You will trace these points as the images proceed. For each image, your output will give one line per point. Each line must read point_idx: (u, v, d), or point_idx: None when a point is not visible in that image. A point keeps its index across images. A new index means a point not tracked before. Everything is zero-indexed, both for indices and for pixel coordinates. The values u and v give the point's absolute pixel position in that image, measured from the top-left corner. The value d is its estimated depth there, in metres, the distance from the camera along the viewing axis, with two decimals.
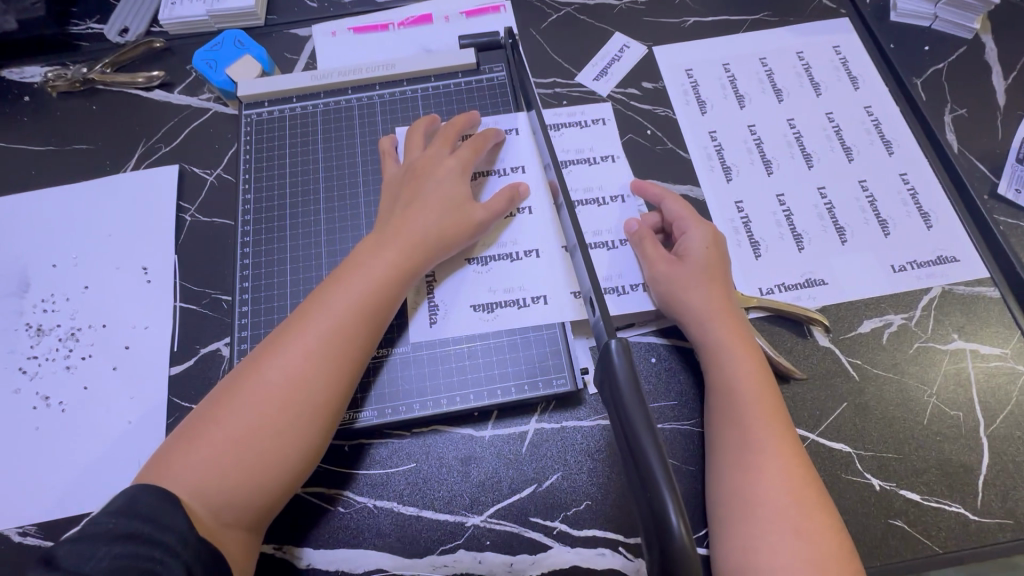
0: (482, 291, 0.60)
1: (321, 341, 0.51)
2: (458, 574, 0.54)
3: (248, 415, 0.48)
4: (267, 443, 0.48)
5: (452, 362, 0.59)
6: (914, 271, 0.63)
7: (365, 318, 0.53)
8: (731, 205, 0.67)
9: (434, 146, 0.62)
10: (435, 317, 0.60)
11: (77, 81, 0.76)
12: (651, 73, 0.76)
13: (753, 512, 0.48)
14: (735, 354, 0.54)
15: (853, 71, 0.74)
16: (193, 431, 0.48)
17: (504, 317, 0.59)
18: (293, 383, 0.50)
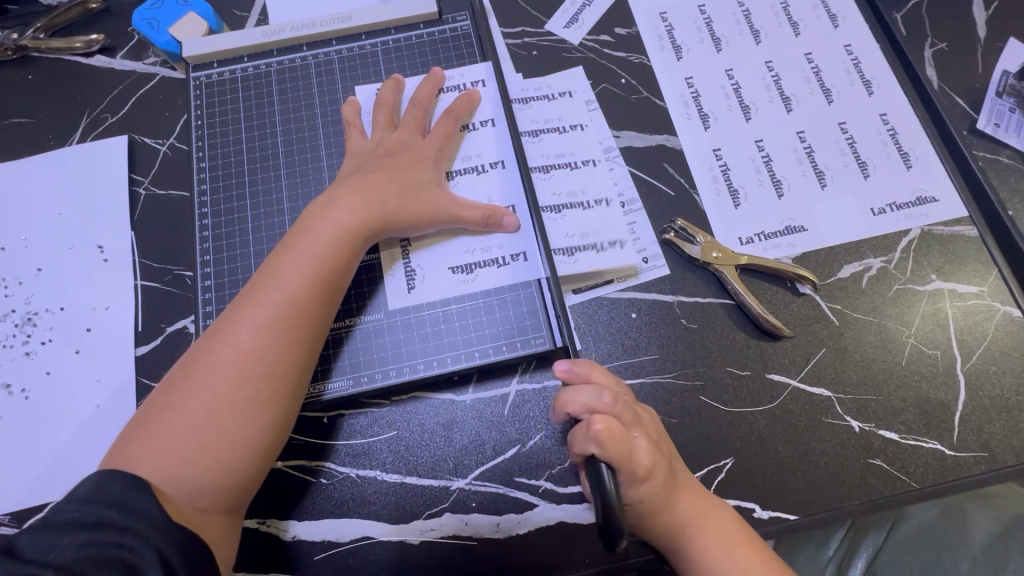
0: (457, 252, 0.58)
1: (275, 313, 0.49)
2: (445, 537, 0.54)
3: (207, 397, 0.47)
4: (229, 421, 0.47)
5: (431, 327, 0.57)
6: (894, 213, 0.63)
7: (319, 286, 0.51)
8: (709, 153, 0.65)
9: (405, 127, 0.59)
10: (411, 282, 0.58)
11: (9, 49, 0.70)
12: (623, 18, 0.72)
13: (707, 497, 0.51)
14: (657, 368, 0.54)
15: (832, 8, 0.72)
16: (152, 420, 0.47)
17: (482, 278, 0.58)
18: (250, 358, 0.48)
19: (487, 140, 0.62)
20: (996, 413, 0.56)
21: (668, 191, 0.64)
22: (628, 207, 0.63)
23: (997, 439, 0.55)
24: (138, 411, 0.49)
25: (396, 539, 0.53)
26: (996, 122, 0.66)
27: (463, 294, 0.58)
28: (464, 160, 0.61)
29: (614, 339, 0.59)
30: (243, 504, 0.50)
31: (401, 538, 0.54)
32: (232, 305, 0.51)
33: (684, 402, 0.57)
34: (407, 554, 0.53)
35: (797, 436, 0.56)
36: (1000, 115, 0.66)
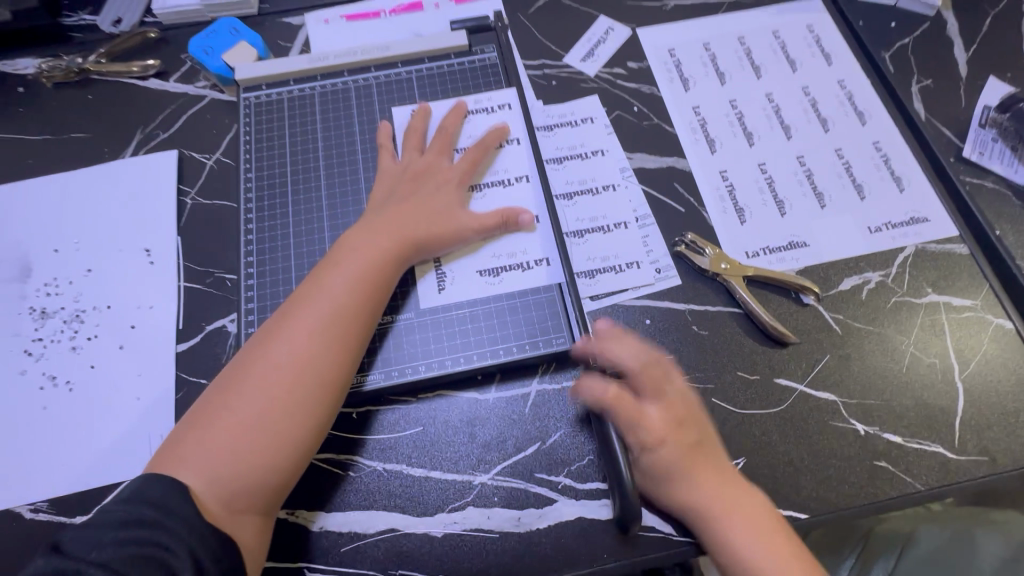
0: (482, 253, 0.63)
1: (320, 324, 0.53)
2: (468, 531, 0.55)
3: (255, 403, 0.50)
4: (280, 423, 0.50)
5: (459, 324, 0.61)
6: (889, 231, 0.67)
7: (369, 300, 0.55)
8: (716, 175, 0.71)
9: (431, 153, 0.65)
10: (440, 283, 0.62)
11: (72, 72, 0.77)
12: (635, 53, 0.79)
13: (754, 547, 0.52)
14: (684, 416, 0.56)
15: (826, 48, 0.79)
16: (201, 422, 0.50)
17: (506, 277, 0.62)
18: (301, 365, 0.51)
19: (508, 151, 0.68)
20: (994, 419, 0.59)
21: (678, 208, 0.69)
22: (642, 223, 0.68)
23: (997, 444, 0.58)
24: (185, 414, 0.52)
25: (420, 531, 0.55)
26: (980, 150, 0.71)
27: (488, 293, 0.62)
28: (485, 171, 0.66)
29: None
30: (278, 506, 0.52)
31: (424, 530, 0.55)
32: (281, 314, 0.54)
33: (696, 404, 0.60)
34: (430, 548, 0.55)
35: (806, 438, 0.58)
36: (984, 144, 0.72)
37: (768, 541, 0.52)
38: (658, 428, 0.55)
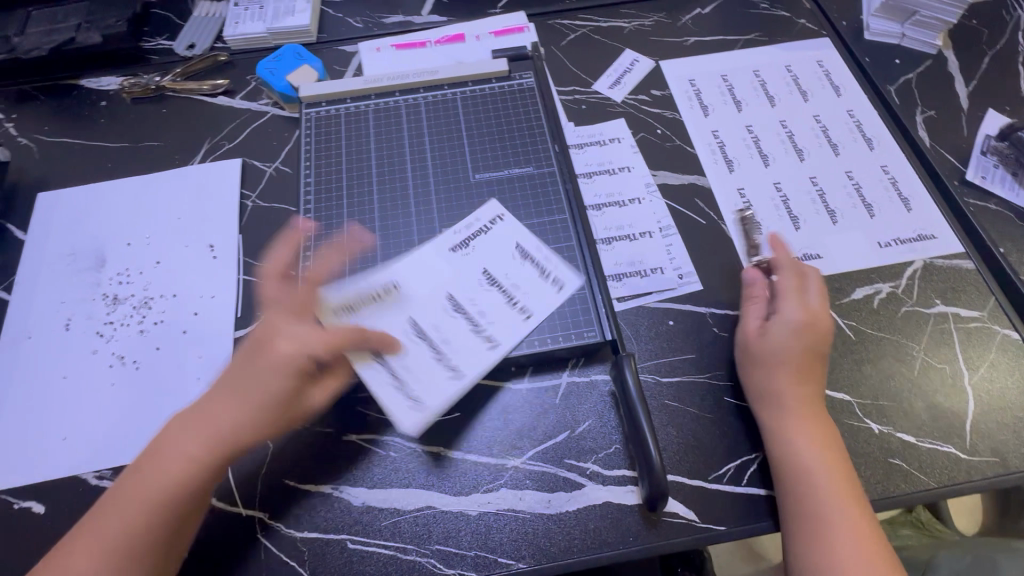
0: (454, 323, 0.61)
1: (138, 484, 0.53)
2: (502, 511, 0.58)
3: (99, 554, 0.50)
4: (125, 575, 0.50)
5: (439, 347, 0.60)
6: (898, 246, 0.72)
7: (198, 471, 0.53)
8: (734, 192, 0.76)
9: (281, 310, 0.57)
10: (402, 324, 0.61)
11: (150, 88, 0.86)
12: (658, 82, 0.86)
13: (821, 529, 0.53)
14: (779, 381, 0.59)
15: (835, 81, 0.85)
16: (48, 573, 0.50)
17: (482, 351, 0.60)
18: (149, 506, 0.52)
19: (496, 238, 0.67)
20: (1004, 423, 0.62)
21: (699, 220, 0.74)
22: (665, 233, 0.73)
23: (1007, 447, 0.61)
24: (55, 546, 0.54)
25: (455, 510, 0.58)
26: (982, 175, 0.76)
27: (472, 339, 0.61)
28: (456, 248, 0.66)
29: (654, 342, 0.67)
30: None
31: (460, 509, 0.58)
32: (126, 477, 0.54)
33: (717, 400, 0.63)
34: (464, 526, 0.58)
35: None
36: (986, 169, 0.77)
37: (839, 475, 0.56)
38: (788, 381, 0.59)
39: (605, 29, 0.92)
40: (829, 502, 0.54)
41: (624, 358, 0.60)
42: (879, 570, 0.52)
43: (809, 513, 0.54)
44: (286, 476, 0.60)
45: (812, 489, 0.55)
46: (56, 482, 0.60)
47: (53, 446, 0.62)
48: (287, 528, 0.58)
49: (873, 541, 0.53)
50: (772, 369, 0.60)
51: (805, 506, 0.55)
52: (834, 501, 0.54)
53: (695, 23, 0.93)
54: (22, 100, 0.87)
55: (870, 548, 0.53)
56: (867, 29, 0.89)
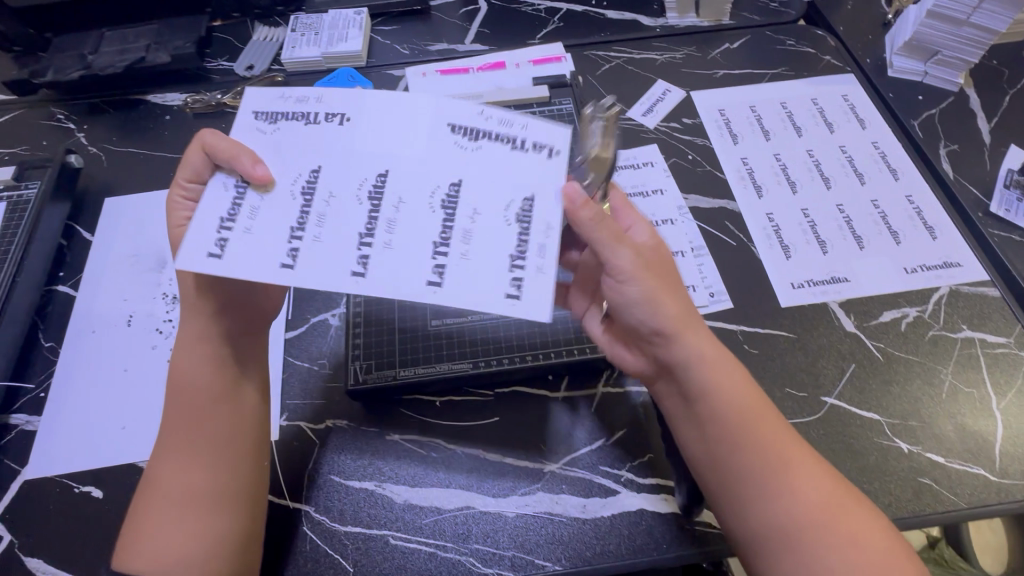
0: (419, 213, 0.48)
1: (181, 404, 0.55)
2: (538, 514, 0.60)
3: (172, 477, 0.53)
4: (209, 478, 0.53)
5: (374, 242, 0.47)
6: (924, 273, 0.74)
7: (223, 381, 0.56)
8: (763, 216, 0.79)
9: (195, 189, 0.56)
10: (301, 176, 0.50)
11: (212, 104, 0.92)
12: (689, 111, 0.91)
13: (780, 474, 0.52)
14: (659, 303, 0.53)
15: (860, 114, 0.89)
16: (140, 535, 0.51)
17: (494, 271, 0.46)
18: (207, 436, 0.54)
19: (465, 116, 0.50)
20: None
21: (730, 242, 0.77)
22: (696, 253, 0.76)
23: None
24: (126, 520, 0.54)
25: (494, 511, 0.60)
26: (1006, 206, 0.79)
27: (427, 225, 0.48)
28: (462, 134, 0.50)
29: None
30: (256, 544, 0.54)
31: (499, 510, 0.60)
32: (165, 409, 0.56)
33: None
34: (502, 527, 0.60)
35: (851, 450, 0.63)
36: (1010, 201, 0.79)
37: (760, 413, 0.54)
38: (666, 307, 0.53)
39: (638, 60, 0.98)
40: (765, 427, 0.54)
41: None
42: (834, 495, 0.51)
43: (753, 445, 0.53)
44: (330, 472, 0.63)
45: (717, 420, 0.54)
46: (114, 470, 0.63)
47: (111, 434, 0.65)
48: (330, 522, 0.60)
49: (817, 468, 0.53)
50: (649, 297, 0.53)
51: (743, 442, 0.53)
52: (764, 439, 0.53)
53: (725, 57, 0.98)
54: (93, 113, 0.94)
55: (818, 464, 0.53)
56: (891, 66, 0.94)
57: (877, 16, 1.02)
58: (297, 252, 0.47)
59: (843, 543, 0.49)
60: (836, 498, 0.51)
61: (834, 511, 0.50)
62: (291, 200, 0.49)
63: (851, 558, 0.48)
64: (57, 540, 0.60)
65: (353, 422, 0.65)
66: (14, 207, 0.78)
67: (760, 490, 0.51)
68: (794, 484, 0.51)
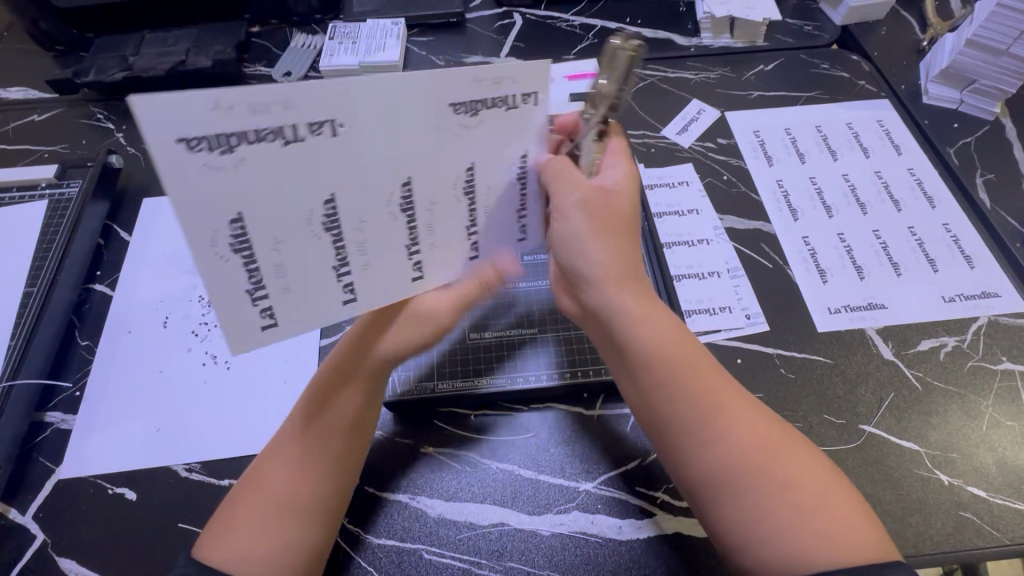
0: (379, 216, 0.48)
1: (315, 420, 0.56)
2: (573, 533, 0.60)
3: (281, 479, 0.54)
4: (318, 490, 0.54)
5: (352, 270, 0.49)
6: (962, 302, 0.73)
7: (363, 400, 0.58)
8: (799, 239, 0.79)
9: None
10: (223, 233, 0.42)
11: None
12: (724, 132, 0.91)
13: (715, 418, 0.52)
14: (591, 246, 0.54)
15: (896, 140, 0.89)
16: (236, 530, 0.51)
17: (454, 226, 0.52)
18: (335, 449, 0.56)
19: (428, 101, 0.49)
20: None
21: (766, 264, 0.77)
22: (732, 274, 0.76)
23: None
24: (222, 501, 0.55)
25: (529, 529, 0.60)
26: None
27: (396, 235, 0.49)
28: (461, 112, 0.45)
29: None
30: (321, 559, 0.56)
31: (534, 528, 0.60)
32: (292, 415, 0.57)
33: None
34: (537, 546, 0.59)
35: (890, 480, 0.62)
36: None
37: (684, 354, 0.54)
38: (598, 255, 0.54)
39: (672, 79, 0.98)
40: (700, 382, 0.53)
41: None
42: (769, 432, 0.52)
43: (686, 399, 0.52)
44: (365, 482, 0.62)
45: (656, 375, 0.53)
46: (148, 471, 0.63)
47: (146, 436, 0.65)
48: (365, 534, 0.59)
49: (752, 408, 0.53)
50: (585, 238, 0.54)
51: (675, 390, 0.53)
52: (700, 388, 0.53)
53: (759, 78, 0.98)
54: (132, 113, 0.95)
55: (747, 404, 0.54)
56: (926, 93, 0.94)
57: (912, 43, 1.02)
58: (272, 311, 0.48)
59: (779, 484, 0.49)
60: (768, 437, 0.52)
61: (769, 450, 0.51)
62: (243, 268, 0.45)
63: (786, 500, 0.48)
64: (89, 541, 0.60)
65: (388, 433, 0.65)
66: (56, 205, 0.79)
67: (699, 440, 0.51)
68: (730, 432, 0.51)
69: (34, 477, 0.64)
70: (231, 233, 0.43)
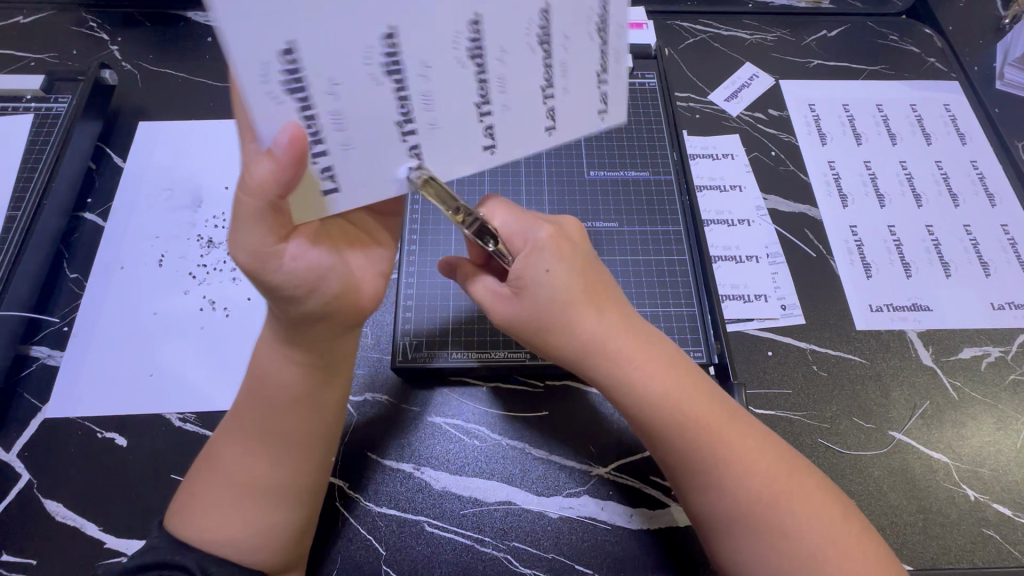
0: (519, 43, 0.41)
1: (259, 401, 0.49)
2: (583, 517, 0.57)
3: (233, 466, 0.49)
4: (271, 481, 0.49)
5: (417, 127, 0.41)
6: (1012, 310, 0.69)
7: (307, 381, 0.49)
8: (847, 228, 0.74)
9: None
10: (378, 47, 0.37)
11: None
12: (776, 102, 0.83)
13: (720, 473, 0.47)
14: (580, 311, 0.49)
15: (961, 128, 0.82)
16: (188, 516, 0.49)
17: (536, 116, 0.44)
18: (281, 439, 0.49)
19: (574, 3, 0.41)
20: None
21: (809, 252, 0.72)
22: (771, 259, 0.71)
23: None
24: (186, 475, 0.53)
25: (536, 509, 0.57)
26: None
27: (462, 89, 0.41)
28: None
29: (753, 370, 0.65)
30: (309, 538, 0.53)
31: (541, 509, 0.57)
32: (242, 393, 0.51)
33: (814, 444, 0.61)
34: (544, 527, 0.57)
35: (914, 490, 0.59)
36: None
37: (685, 395, 0.49)
38: (561, 283, 0.48)
39: (726, 37, 0.89)
40: (696, 425, 0.48)
41: (735, 384, 0.61)
42: (786, 481, 0.48)
43: (680, 449, 0.48)
44: (368, 448, 0.59)
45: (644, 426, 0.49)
46: (138, 418, 0.60)
47: (137, 382, 0.61)
48: (366, 501, 0.57)
49: (769, 456, 0.49)
50: (562, 290, 0.48)
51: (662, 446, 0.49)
52: (707, 436, 0.48)
53: (821, 45, 0.89)
54: (128, 23, 0.85)
55: (750, 436, 0.49)
56: (1000, 78, 0.86)
57: (991, 19, 0.92)
58: (333, 174, 0.40)
59: (780, 534, 0.46)
60: (774, 477, 0.48)
61: (774, 493, 0.47)
62: (301, 119, 0.37)
63: (785, 550, 0.46)
64: (74, 486, 0.57)
65: (394, 398, 0.62)
66: (42, 120, 0.72)
67: (695, 486, 0.48)
68: (730, 476, 0.47)
69: (17, 414, 0.60)
70: (282, 63, 0.35)
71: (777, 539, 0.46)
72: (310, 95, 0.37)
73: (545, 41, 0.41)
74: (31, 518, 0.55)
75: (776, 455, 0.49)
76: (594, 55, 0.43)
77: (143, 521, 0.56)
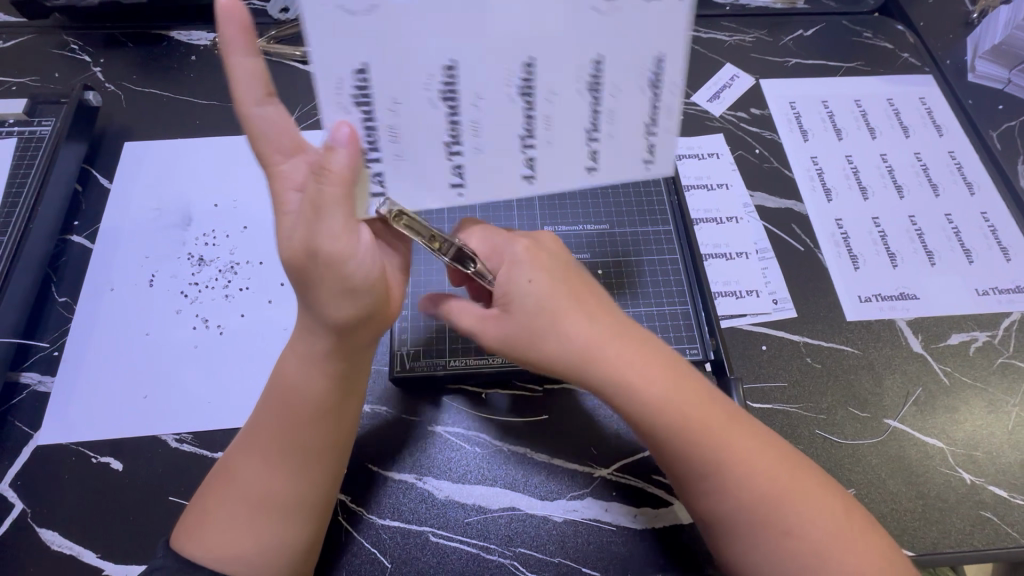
0: (570, 85, 0.44)
1: (285, 411, 0.49)
2: (587, 519, 0.57)
3: (253, 480, 0.49)
4: (291, 494, 0.49)
5: (466, 149, 0.45)
6: (996, 295, 0.70)
7: (333, 392, 0.49)
8: (832, 222, 0.75)
9: None
10: (438, 77, 0.42)
11: None
12: (757, 101, 0.85)
13: (720, 474, 0.48)
14: (569, 320, 0.48)
15: (937, 120, 0.84)
16: (204, 532, 0.48)
17: (574, 152, 0.47)
18: (306, 451, 0.49)
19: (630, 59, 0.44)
20: None
21: (797, 246, 0.73)
22: (761, 255, 0.72)
23: None
24: (199, 490, 0.52)
25: (540, 514, 0.57)
26: None
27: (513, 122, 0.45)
28: None
29: (748, 365, 0.65)
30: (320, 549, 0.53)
31: (545, 514, 0.57)
32: (265, 406, 0.50)
33: (812, 436, 0.62)
34: (550, 531, 0.56)
35: (912, 476, 0.60)
36: None
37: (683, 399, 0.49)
38: (552, 294, 0.49)
39: (705, 40, 0.91)
40: (696, 429, 0.48)
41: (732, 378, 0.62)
42: (788, 480, 0.48)
43: (680, 452, 0.48)
44: (369, 461, 0.59)
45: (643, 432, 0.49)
46: (134, 441, 0.59)
47: (132, 404, 0.61)
48: (368, 514, 0.56)
49: (769, 456, 0.49)
50: (552, 300, 0.48)
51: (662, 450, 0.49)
52: (708, 438, 0.48)
53: (797, 44, 0.91)
54: (109, 45, 0.85)
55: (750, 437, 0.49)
56: (971, 70, 0.88)
57: (960, 14, 0.95)
58: (382, 179, 0.45)
59: (784, 531, 0.47)
60: (775, 476, 0.48)
61: (778, 492, 0.47)
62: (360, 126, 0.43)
63: (790, 549, 0.46)
64: (71, 512, 0.56)
65: (393, 410, 0.62)
66: (26, 143, 0.71)
67: (699, 487, 0.49)
68: (732, 477, 0.48)
69: (9, 441, 0.59)
70: (356, 81, 0.41)
71: (781, 537, 0.47)
72: (375, 110, 0.42)
73: (596, 88, 0.45)
74: (27, 547, 0.54)
75: (775, 451, 0.50)
76: (642, 108, 0.46)
77: (143, 546, 0.55)
